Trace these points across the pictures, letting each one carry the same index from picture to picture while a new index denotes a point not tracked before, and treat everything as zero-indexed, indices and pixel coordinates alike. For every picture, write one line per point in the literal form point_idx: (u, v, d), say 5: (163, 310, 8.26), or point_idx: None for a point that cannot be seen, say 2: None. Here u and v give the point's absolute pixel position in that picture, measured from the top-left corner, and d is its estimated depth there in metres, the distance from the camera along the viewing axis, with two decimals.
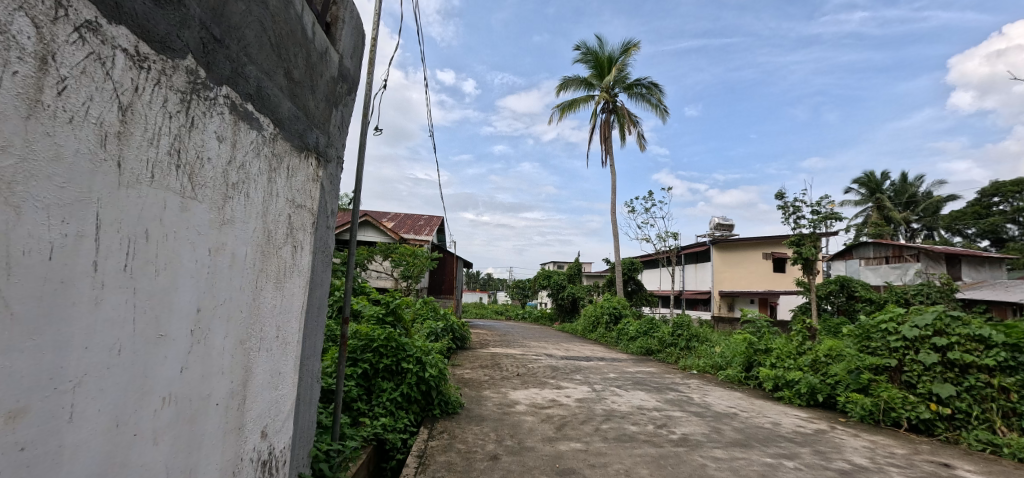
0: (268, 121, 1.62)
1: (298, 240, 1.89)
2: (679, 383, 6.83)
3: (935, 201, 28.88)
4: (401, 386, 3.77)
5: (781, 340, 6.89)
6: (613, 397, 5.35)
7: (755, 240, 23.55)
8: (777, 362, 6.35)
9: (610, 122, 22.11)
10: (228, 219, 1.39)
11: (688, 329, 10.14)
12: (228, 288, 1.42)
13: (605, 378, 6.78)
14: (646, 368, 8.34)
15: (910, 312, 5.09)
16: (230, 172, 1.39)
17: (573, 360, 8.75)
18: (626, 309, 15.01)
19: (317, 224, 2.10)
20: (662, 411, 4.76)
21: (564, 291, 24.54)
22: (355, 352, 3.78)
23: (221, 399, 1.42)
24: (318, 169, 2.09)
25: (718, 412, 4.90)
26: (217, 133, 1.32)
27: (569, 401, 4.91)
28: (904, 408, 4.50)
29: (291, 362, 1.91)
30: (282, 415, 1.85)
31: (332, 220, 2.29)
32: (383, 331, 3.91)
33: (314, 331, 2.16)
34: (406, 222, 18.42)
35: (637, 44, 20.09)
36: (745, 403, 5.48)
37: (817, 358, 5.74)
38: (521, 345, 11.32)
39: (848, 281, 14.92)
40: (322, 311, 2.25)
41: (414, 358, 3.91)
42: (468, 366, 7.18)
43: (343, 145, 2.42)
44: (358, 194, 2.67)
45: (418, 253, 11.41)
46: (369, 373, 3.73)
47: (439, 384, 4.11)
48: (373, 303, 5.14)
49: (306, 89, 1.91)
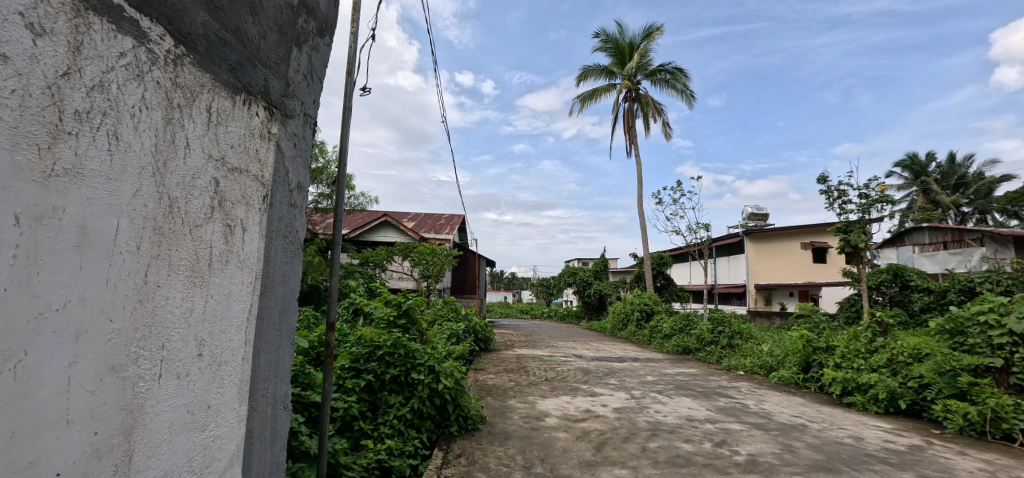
0: (162, 30, 1.07)
1: (235, 217, 1.34)
2: (729, 387, 6.07)
3: (988, 183, 26.89)
4: (411, 401, 3.20)
5: (845, 336, 6.10)
6: (656, 405, 4.69)
7: (793, 230, 22.27)
8: (842, 362, 5.62)
9: (633, 111, 21.21)
10: (66, 167, 0.84)
11: (730, 326, 9.30)
12: (78, 283, 0.87)
13: (645, 382, 6.09)
14: (687, 369, 7.59)
15: (1014, 302, 4.33)
16: (64, 90, 0.85)
17: (606, 362, 8.05)
18: (658, 305, 14.20)
19: (271, 199, 1.53)
20: (717, 423, 4.06)
21: (590, 288, 23.77)
22: (359, 361, 3.27)
23: (66, 464, 0.86)
24: (269, 124, 1.53)
25: (783, 423, 4.20)
26: (23, 16, 0.78)
27: (606, 412, 4.28)
28: (1018, 418, 3.74)
29: (232, 391, 1.35)
30: (215, 468, 1.28)
31: (298, 196, 1.73)
32: (391, 335, 3.39)
33: (278, 344, 1.60)
34: (427, 222, 18.01)
35: (660, 26, 19.15)
36: (814, 412, 4.73)
37: (894, 358, 5.09)
38: (548, 345, 10.69)
39: (902, 270, 13.83)
40: (290, 316, 1.69)
41: (426, 367, 3.35)
42: (492, 370, 6.59)
43: (314, 100, 1.85)
44: (342, 169, 2.12)
45: (438, 251, 10.89)
46: (374, 386, 3.20)
47: (457, 397, 3.53)
48: (383, 305, 4.62)
49: (239, 4, 1.35)
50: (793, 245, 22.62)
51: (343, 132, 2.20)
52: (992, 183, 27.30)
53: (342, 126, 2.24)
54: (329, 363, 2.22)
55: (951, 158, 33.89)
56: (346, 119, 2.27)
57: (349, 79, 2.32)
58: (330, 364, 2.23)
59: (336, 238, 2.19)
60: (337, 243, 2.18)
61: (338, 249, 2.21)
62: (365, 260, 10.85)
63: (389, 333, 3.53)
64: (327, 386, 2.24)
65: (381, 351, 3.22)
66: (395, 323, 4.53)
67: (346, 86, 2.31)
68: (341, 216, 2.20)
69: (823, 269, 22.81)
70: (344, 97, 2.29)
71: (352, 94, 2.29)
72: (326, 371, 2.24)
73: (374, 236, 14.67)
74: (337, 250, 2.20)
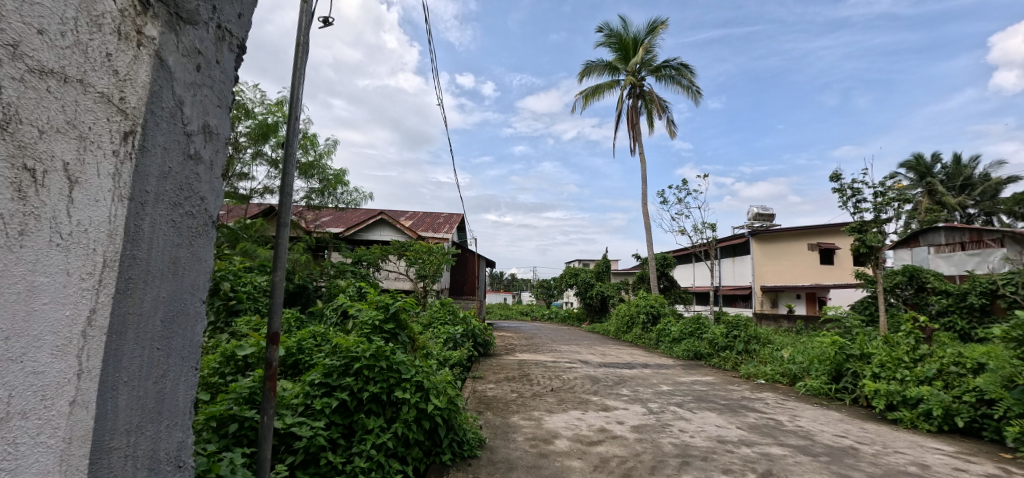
0: None
1: (42, 160, 0.78)
2: (755, 399, 5.47)
3: (995, 184, 26.38)
4: (393, 425, 2.62)
5: (881, 344, 5.56)
6: (679, 422, 4.10)
7: (799, 230, 21.69)
8: (881, 372, 5.08)
9: (637, 108, 20.63)
10: None
11: (747, 330, 8.70)
12: None
13: (662, 393, 5.49)
14: (703, 377, 6.99)
15: None
16: None
17: (614, 369, 7.45)
18: (665, 308, 13.63)
19: (144, 140, 0.97)
20: (754, 446, 3.47)
21: (592, 289, 23.23)
22: (333, 377, 2.71)
23: None
24: (141, 20, 0.96)
25: (830, 446, 3.63)
26: None
27: (624, 432, 3.71)
28: None
29: (42, 459, 0.79)
30: None
31: (208, 145, 1.16)
32: (371, 344, 2.83)
33: (161, 369, 1.03)
34: (424, 221, 17.42)
35: (663, 21, 18.62)
36: (860, 431, 4.15)
37: (945, 369, 4.57)
38: (551, 350, 10.09)
39: (918, 271, 13.26)
40: (188, 325, 1.12)
41: (412, 383, 2.77)
42: (492, 378, 6.01)
43: (239, 13, 1.28)
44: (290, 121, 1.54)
45: (434, 249, 10.28)
46: (349, 406, 2.62)
47: (450, 418, 2.93)
48: (368, 307, 4.05)
49: None
50: (801, 246, 22.03)
51: (293, 71, 1.63)
52: (999, 183, 26.78)
53: (294, 65, 1.67)
54: (269, 388, 1.60)
55: (958, 161, 33.30)
56: (302, 55, 1.69)
57: (306, 7, 1.75)
58: (270, 389, 1.60)
59: (282, 214, 1.62)
60: (284, 221, 1.61)
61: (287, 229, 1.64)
62: (359, 259, 10.23)
63: (370, 342, 2.97)
64: (264, 422, 1.61)
65: (356, 365, 2.63)
66: (380, 327, 3.94)
67: (301, 16, 1.74)
68: (291, 184, 1.64)
69: (831, 271, 22.25)
70: (299, 30, 1.72)
71: (309, 26, 1.73)
72: (266, 401, 1.62)
73: (370, 234, 14.11)
74: (285, 231, 1.63)
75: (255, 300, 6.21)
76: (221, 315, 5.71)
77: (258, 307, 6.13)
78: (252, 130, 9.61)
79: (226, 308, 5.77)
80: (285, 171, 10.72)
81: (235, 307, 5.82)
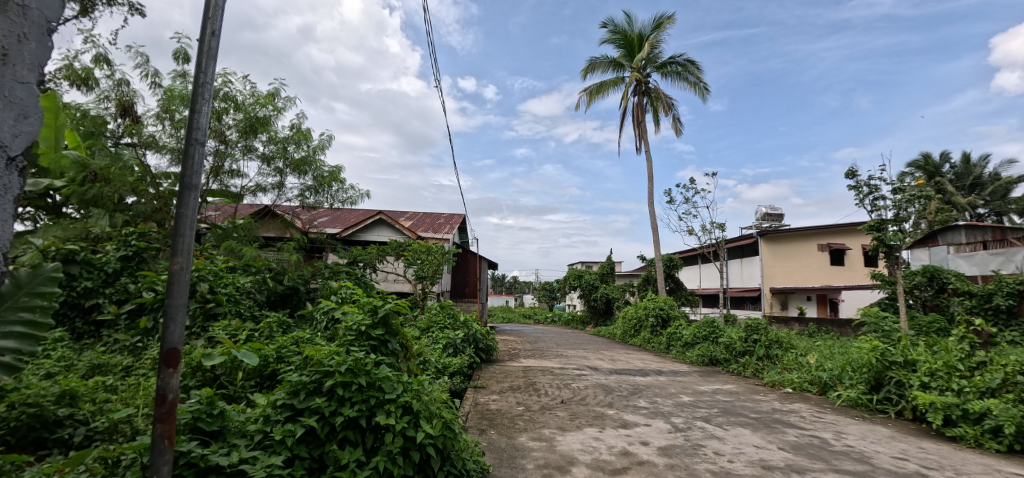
0: None
1: None
2: (789, 412, 4.90)
3: (1005, 183, 25.80)
4: (374, 458, 2.08)
5: (927, 351, 5.04)
6: (712, 442, 3.56)
7: (810, 230, 21.10)
8: (931, 381, 4.57)
9: (643, 106, 20.10)
10: None
11: (767, 334, 8.07)
12: None
13: (685, 405, 4.95)
14: (724, 386, 6.42)
15: None
16: None
17: (627, 377, 6.90)
18: (674, 311, 13.07)
19: None
20: (807, 475, 2.94)
21: (596, 291, 22.69)
22: (300, 396, 2.19)
23: None
24: None
25: (894, 472, 3.09)
26: None
27: (652, 457, 3.16)
28: None
29: None
30: None
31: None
32: (348, 356, 2.31)
33: None
34: (424, 221, 16.90)
35: (670, 16, 18.10)
36: (921, 452, 3.60)
37: (1010, 379, 4.11)
38: (557, 355, 9.52)
39: (938, 271, 12.68)
40: None
41: (398, 405, 2.24)
42: (494, 389, 5.47)
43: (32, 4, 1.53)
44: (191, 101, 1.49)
45: (433, 249, 9.78)
46: (319, 435, 2.11)
47: (449, 445, 2.37)
48: (352, 310, 3.54)
49: None
50: (810, 246, 21.49)
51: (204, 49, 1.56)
52: (1010, 183, 26.19)
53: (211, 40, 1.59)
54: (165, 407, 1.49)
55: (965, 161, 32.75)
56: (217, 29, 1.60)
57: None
58: (162, 415, 1.49)
59: (186, 192, 1.49)
60: (186, 197, 1.49)
61: (192, 208, 1.51)
62: (354, 260, 9.73)
63: (350, 352, 2.46)
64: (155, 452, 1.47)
65: (324, 383, 2.12)
66: (368, 334, 3.40)
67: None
68: (195, 162, 1.51)
69: (842, 272, 21.66)
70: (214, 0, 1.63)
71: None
72: (163, 448, 1.51)
73: (367, 235, 13.61)
74: (191, 212, 1.50)
75: (236, 303, 5.67)
76: (197, 319, 5.21)
77: (240, 310, 5.61)
78: (242, 123, 9.09)
79: (204, 310, 5.29)
80: (279, 167, 10.23)
81: (213, 309, 5.34)
